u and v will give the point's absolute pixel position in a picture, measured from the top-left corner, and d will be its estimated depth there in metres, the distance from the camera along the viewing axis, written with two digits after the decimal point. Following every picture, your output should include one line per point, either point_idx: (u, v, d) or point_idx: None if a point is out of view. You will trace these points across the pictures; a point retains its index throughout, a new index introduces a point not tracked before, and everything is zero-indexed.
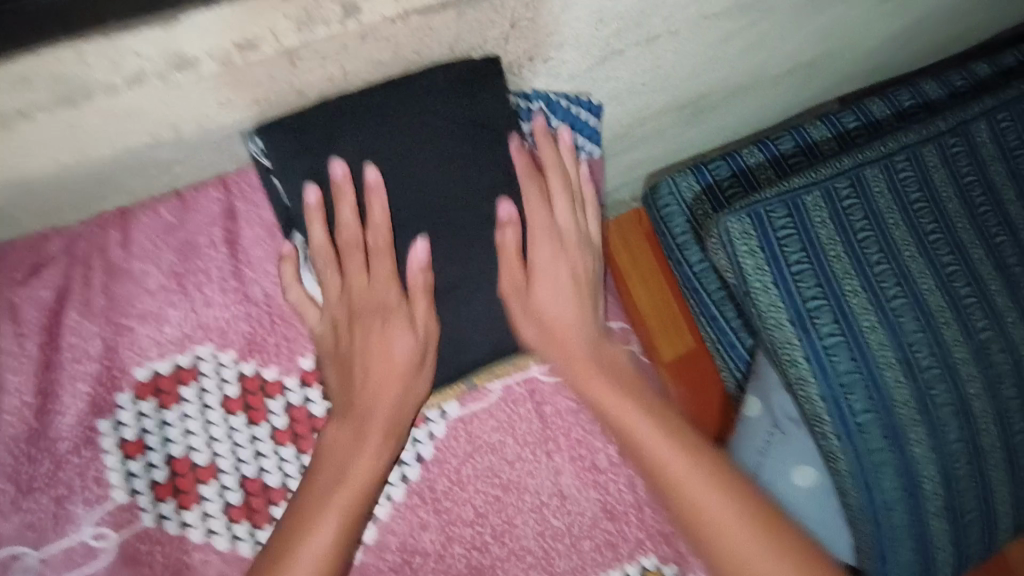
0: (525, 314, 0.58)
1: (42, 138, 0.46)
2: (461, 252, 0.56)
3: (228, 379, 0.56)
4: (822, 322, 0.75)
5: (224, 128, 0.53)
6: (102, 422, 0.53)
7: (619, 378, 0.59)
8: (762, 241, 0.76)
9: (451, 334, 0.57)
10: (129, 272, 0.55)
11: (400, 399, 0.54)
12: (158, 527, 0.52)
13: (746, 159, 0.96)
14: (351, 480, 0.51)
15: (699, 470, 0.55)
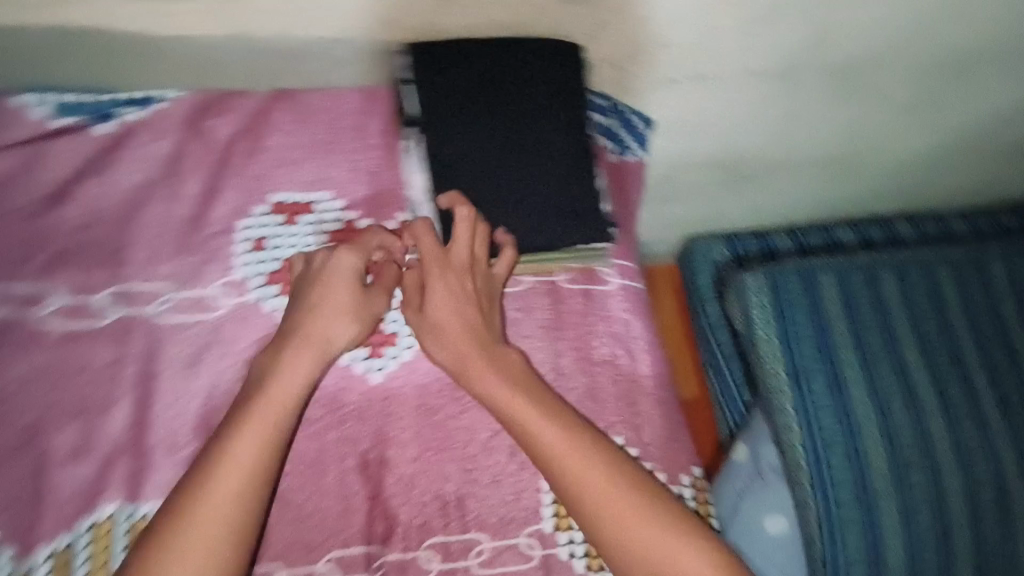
0: (566, 224, 0.76)
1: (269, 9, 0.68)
2: (529, 166, 0.76)
3: (334, 219, 0.74)
4: (815, 381, 0.93)
5: (382, 43, 0.74)
6: (242, 221, 0.72)
7: (499, 364, 0.68)
8: (775, 302, 0.97)
9: (507, 221, 0.75)
10: (288, 129, 0.76)
11: (329, 350, 0.66)
12: (259, 303, 0.70)
13: (775, 244, 1.20)
14: (269, 401, 0.60)
15: (585, 466, 0.64)
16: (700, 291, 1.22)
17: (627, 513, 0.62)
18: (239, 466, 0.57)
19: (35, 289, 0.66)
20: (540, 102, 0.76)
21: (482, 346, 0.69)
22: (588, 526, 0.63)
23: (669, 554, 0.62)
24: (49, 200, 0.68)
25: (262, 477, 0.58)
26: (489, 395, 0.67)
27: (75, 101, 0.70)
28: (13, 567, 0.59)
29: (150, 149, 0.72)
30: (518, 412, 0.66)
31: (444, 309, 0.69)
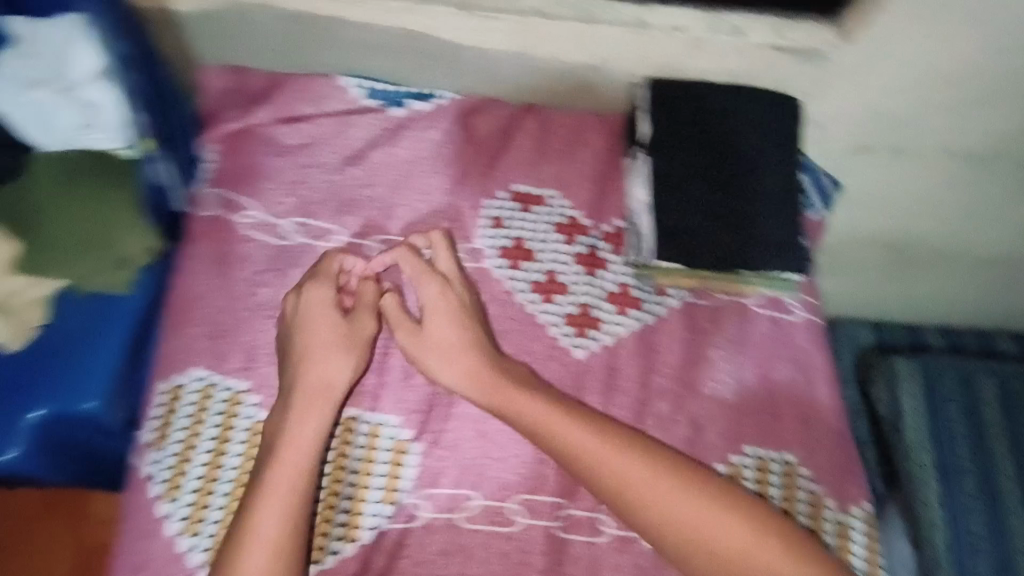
0: (774, 252, 0.82)
1: (548, 35, 0.81)
2: (747, 195, 0.83)
3: (561, 214, 0.87)
4: (963, 481, 0.90)
5: (629, 76, 0.88)
6: (487, 202, 0.86)
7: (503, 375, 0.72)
8: (926, 394, 0.94)
9: (721, 241, 0.81)
10: (537, 135, 0.90)
11: (332, 386, 0.70)
12: (492, 270, 0.82)
13: (929, 337, 1.14)
14: (286, 469, 0.65)
15: (619, 468, 0.66)
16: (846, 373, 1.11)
17: (664, 494, 0.65)
18: (271, 524, 0.62)
19: (327, 226, 0.82)
20: (763, 142, 0.84)
21: (488, 361, 0.73)
22: (629, 510, 0.66)
23: (710, 527, 0.64)
24: (348, 160, 0.85)
25: (292, 531, 0.63)
26: (518, 415, 0.70)
27: (384, 89, 0.87)
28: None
29: (427, 133, 0.88)
30: (531, 414, 0.69)
31: (435, 331, 0.74)
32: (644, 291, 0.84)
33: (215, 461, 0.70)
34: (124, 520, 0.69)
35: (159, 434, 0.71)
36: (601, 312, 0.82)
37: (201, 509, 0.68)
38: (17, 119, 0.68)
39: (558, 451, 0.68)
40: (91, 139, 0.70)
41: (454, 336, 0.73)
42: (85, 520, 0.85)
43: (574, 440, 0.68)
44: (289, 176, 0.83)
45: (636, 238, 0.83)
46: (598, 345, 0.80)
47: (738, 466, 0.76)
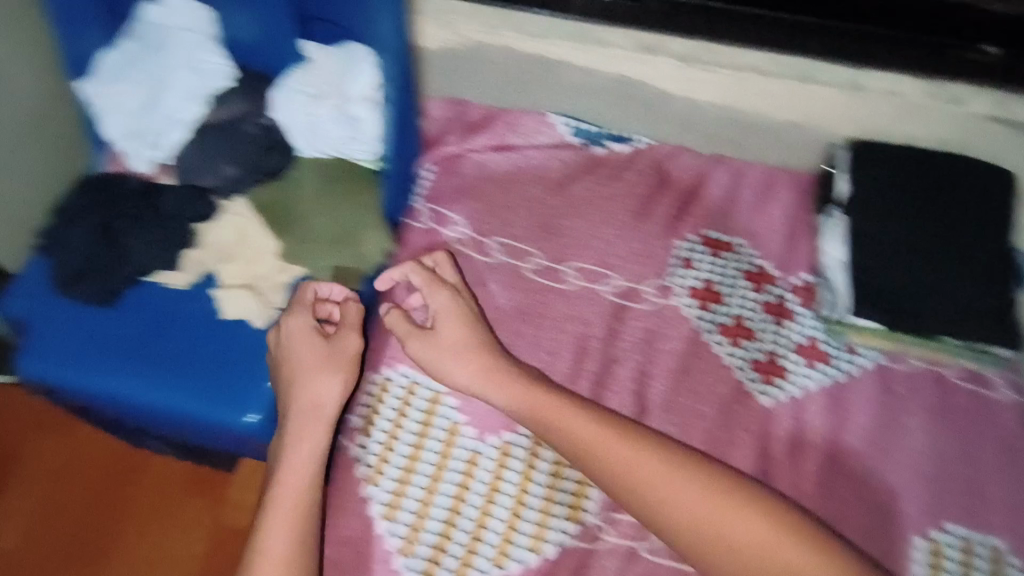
0: (984, 321, 0.79)
1: (759, 90, 0.85)
2: (957, 260, 0.81)
3: (750, 262, 0.88)
4: None
5: (830, 134, 0.89)
6: (678, 242, 0.88)
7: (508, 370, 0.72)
8: None
9: (925, 304, 0.80)
10: (727, 184, 0.93)
11: (322, 408, 0.69)
12: (681, 308, 0.84)
13: None
14: (287, 490, 0.65)
15: (630, 462, 0.64)
16: None
17: (665, 485, 0.62)
18: (279, 539, 0.62)
19: (527, 249, 0.87)
20: (976, 210, 0.83)
21: (497, 358, 0.72)
22: (634, 499, 0.63)
23: (712, 516, 0.60)
24: (550, 190, 0.91)
25: (297, 546, 0.62)
26: (531, 408, 0.69)
27: (587, 128, 0.94)
28: (468, 450, 0.74)
29: (625, 172, 0.93)
30: (545, 405, 0.69)
31: (448, 334, 0.73)
32: (835, 347, 0.82)
33: (414, 455, 0.74)
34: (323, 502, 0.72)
35: (365, 421, 0.75)
36: (789, 362, 0.81)
37: (399, 499, 0.72)
38: (296, 128, 0.79)
39: (562, 443, 0.67)
40: (352, 151, 0.79)
41: (462, 340, 0.73)
42: (223, 504, 0.96)
43: (578, 433, 0.66)
44: (496, 199, 0.90)
45: (830, 294, 0.83)
46: (786, 394, 0.79)
47: (940, 543, 0.72)
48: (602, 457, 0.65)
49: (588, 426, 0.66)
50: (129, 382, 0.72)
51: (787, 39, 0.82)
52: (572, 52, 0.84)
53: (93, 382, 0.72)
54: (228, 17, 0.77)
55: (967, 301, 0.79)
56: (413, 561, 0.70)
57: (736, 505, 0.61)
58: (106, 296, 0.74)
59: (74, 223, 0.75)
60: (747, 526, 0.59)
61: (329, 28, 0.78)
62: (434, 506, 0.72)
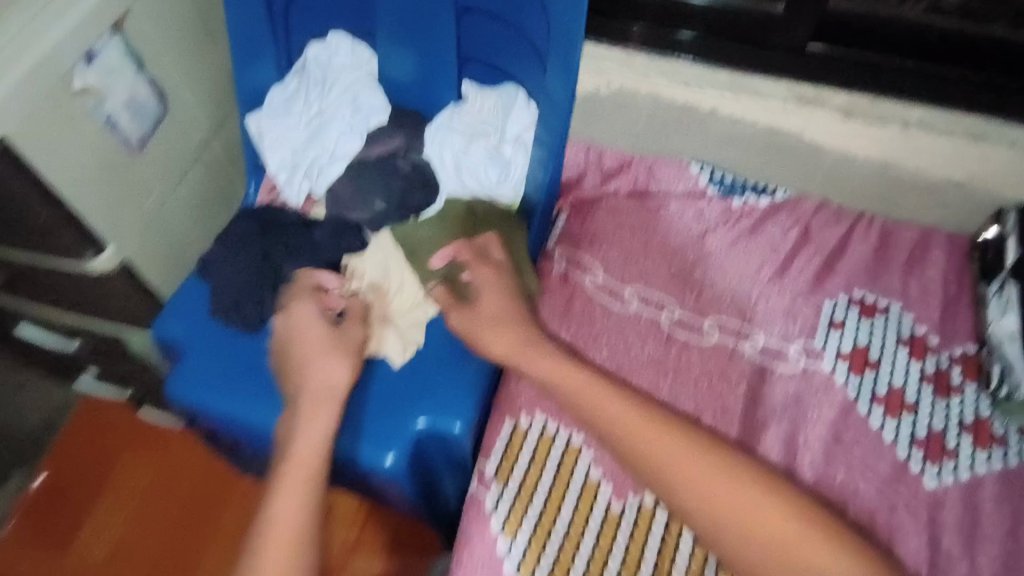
0: None
1: (923, 147, 0.82)
2: None
3: (904, 328, 0.82)
4: None
5: (989, 196, 0.85)
6: (825, 303, 0.84)
7: (543, 346, 0.71)
8: None
9: None
10: (875, 243, 0.88)
11: (332, 395, 0.66)
12: (830, 373, 0.79)
13: None
14: (295, 466, 0.61)
15: (651, 437, 0.62)
16: None
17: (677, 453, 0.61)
18: (285, 514, 0.58)
19: (664, 299, 0.84)
20: None
21: (532, 334, 0.72)
22: (651, 473, 0.62)
23: (722, 485, 0.59)
24: (688, 240, 0.88)
25: (307, 521, 0.59)
26: (557, 381, 0.68)
27: (726, 179, 0.92)
28: (605, 510, 0.70)
29: (766, 224, 0.89)
30: (573, 381, 0.68)
31: (488, 306, 0.72)
32: (1007, 430, 0.75)
33: (550, 510, 0.70)
34: (456, 558, 0.69)
35: (501, 468, 0.72)
36: (955, 443, 0.74)
37: (533, 556, 0.68)
38: (445, 162, 0.79)
39: (589, 418, 0.66)
40: (498, 189, 0.79)
41: (501, 312, 0.72)
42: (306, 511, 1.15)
43: (606, 410, 0.65)
44: (632, 246, 0.88)
45: (1004, 370, 0.76)
46: (952, 476, 0.72)
47: None
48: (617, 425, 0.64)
49: (612, 400, 0.66)
50: (242, 398, 0.74)
51: (969, 96, 0.79)
52: (727, 103, 0.84)
53: (216, 399, 0.75)
54: (392, 57, 0.80)
55: None
56: None
57: (742, 475, 0.60)
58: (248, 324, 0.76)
59: (240, 250, 0.77)
60: (753, 497, 0.59)
61: (487, 71, 0.81)
62: (572, 566, 0.67)
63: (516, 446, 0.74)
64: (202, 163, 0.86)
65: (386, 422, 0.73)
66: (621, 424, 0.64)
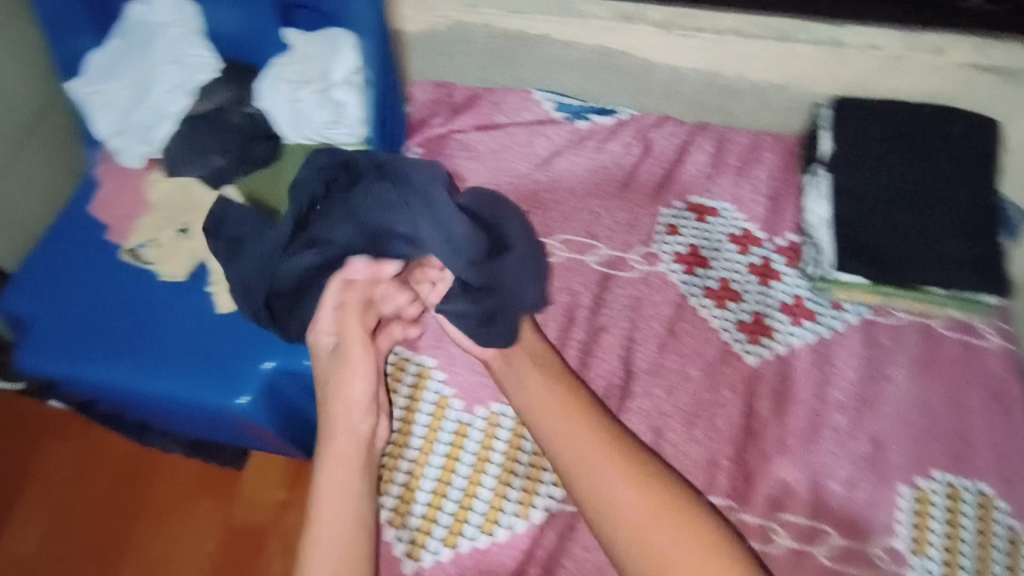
0: (967, 269, 0.80)
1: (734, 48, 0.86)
2: (938, 216, 0.82)
3: (735, 225, 0.89)
4: None
5: (807, 95, 0.91)
6: (662, 210, 0.90)
7: (538, 368, 0.71)
8: None
9: (912, 258, 0.81)
10: (711, 151, 0.94)
11: (357, 429, 0.68)
12: (664, 274, 0.85)
13: None
14: (333, 456, 0.66)
15: (592, 447, 0.64)
16: None
17: (599, 468, 0.63)
18: (335, 497, 0.64)
19: None
20: (958, 160, 0.83)
21: (579, 388, 0.71)
22: (587, 481, 0.63)
23: (635, 514, 0.60)
24: (536, 166, 0.92)
25: (351, 484, 0.65)
26: (519, 391, 0.71)
27: (570, 103, 0.96)
28: (451, 440, 0.75)
29: (608, 144, 0.94)
30: (533, 396, 0.69)
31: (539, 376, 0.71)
32: (820, 306, 0.83)
33: (404, 430, 0.76)
34: None
35: None
36: (775, 324, 0.82)
37: (387, 472, 0.74)
38: (280, 112, 0.81)
39: (541, 428, 0.68)
40: (333, 133, 0.81)
41: (540, 358, 0.73)
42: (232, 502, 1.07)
43: (561, 421, 0.67)
44: (481, 178, 0.91)
45: (816, 252, 0.84)
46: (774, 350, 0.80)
47: (926, 489, 0.72)
48: (555, 425, 0.67)
49: (568, 414, 0.67)
50: (202, 385, 0.73)
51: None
52: (554, 28, 0.88)
53: (35, 356, 0.75)
54: (215, 13, 0.81)
55: (951, 255, 0.81)
56: (401, 532, 0.71)
57: (678, 515, 0.60)
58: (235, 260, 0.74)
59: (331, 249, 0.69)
60: (661, 520, 0.59)
61: (310, 15, 0.81)
62: (421, 479, 0.73)
63: None
64: (35, 139, 0.86)
65: (208, 362, 0.74)
66: (570, 429, 0.66)
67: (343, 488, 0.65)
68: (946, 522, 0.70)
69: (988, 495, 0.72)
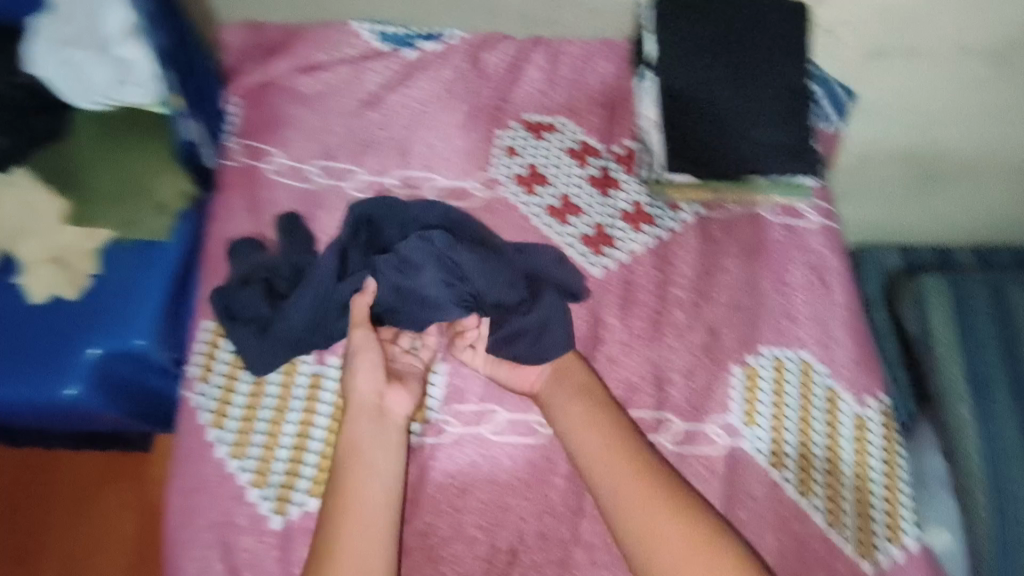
0: (786, 155, 0.84)
1: None
2: (757, 106, 0.85)
3: (573, 139, 0.89)
4: (999, 397, 0.87)
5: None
6: (499, 133, 0.88)
7: (574, 386, 0.72)
8: (961, 314, 0.92)
9: (736, 152, 0.84)
10: (544, 66, 0.92)
11: (384, 415, 0.69)
12: (507, 198, 0.85)
13: (993, 258, 1.11)
14: (347, 443, 0.66)
15: (620, 468, 0.65)
16: (871, 301, 1.11)
17: (630, 487, 0.64)
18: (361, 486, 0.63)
19: (347, 166, 0.85)
20: (772, 47, 0.85)
21: (605, 400, 0.71)
22: (616, 505, 0.64)
23: (658, 533, 0.61)
24: (365, 103, 0.88)
25: (384, 475, 0.65)
26: (559, 414, 0.71)
27: (395, 33, 0.92)
28: (305, 394, 0.75)
29: (438, 71, 0.91)
30: (571, 417, 0.70)
31: (580, 398, 0.71)
32: (657, 208, 0.86)
33: (256, 391, 0.75)
34: (174, 452, 0.74)
35: (204, 367, 0.76)
36: (617, 233, 0.84)
37: (244, 437, 0.73)
38: (60, 77, 0.72)
39: (574, 447, 0.69)
40: (125, 93, 0.73)
41: (585, 381, 0.73)
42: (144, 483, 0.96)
43: (589, 441, 0.68)
44: (308, 122, 0.87)
45: (648, 156, 0.86)
46: (622, 254, 0.83)
47: (754, 365, 0.80)
48: (588, 443, 0.68)
49: (597, 434, 0.68)
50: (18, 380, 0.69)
51: None
52: None
53: None
54: None
55: (771, 144, 0.84)
56: (265, 490, 0.72)
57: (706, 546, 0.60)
58: (253, 328, 0.74)
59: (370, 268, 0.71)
60: (687, 551, 0.59)
61: None
62: (278, 437, 0.74)
63: (213, 342, 0.77)
64: None
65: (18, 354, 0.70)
66: (600, 449, 0.67)
67: (375, 478, 0.64)
68: (772, 390, 0.79)
69: (807, 361, 0.81)
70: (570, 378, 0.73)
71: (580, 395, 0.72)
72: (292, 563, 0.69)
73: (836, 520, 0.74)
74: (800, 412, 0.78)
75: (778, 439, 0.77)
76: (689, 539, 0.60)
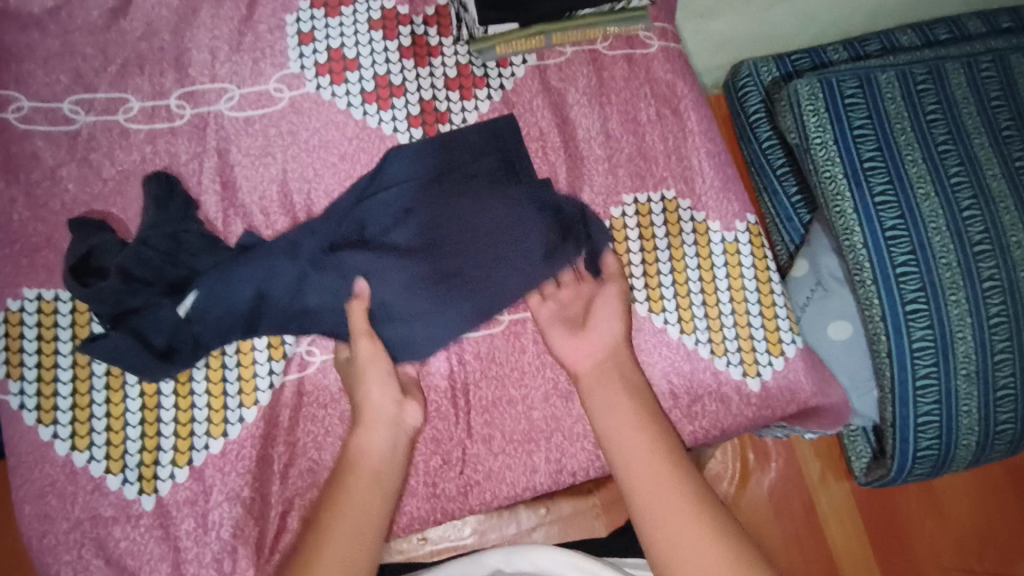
0: None
1: None
2: None
3: (374, 7, 0.76)
4: (875, 179, 0.84)
5: None
6: (288, 17, 0.74)
7: (615, 361, 0.66)
8: (828, 102, 0.87)
9: None
10: None
11: (399, 425, 0.64)
12: (315, 94, 0.74)
13: (867, 47, 1.02)
14: (355, 453, 0.62)
15: (652, 449, 0.60)
16: (749, 116, 1.06)
17: (654, 468, 0.59)
18: (361, 500, 0.59)
19: (113, 94, 0.71)
20: None
21: (642, 384, 0.65)
22: (636, 485, 0.58)
23: (677, 519, 0.56)
24: (113, 12, 0.72)
25: (388, 495, 0.61)
26: (593, 384, 0.65)
27: None
28: None
29: None
30: (607, 389, 0.64)
31: (615, 377, 0.65)
32: (486, 68, 0.77)
33: (81, 374, 0.66)
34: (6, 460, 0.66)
35: (11, 363, 0.65)
36: (448, 107, 0.75)
37: (83, 426, 0.66)
38: None
39: (599, 422, 0.63)
40: None
41: (620, 361, 0.66)
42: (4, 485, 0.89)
43: (617, 416, 0.62)
44: (47, 48, 0.71)
45: (461, 9, 0.75)
46: (465, 117, 0.74)
47: (619, 217, 0.76)
48: (619, 423, 0.61)
49: (627, 412, 0.62)
50: None
51: None
52: None
53: None
54: None
55: None
56: (125, 475, 0.66)
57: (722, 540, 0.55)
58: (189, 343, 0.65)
59: (324, 277, 0.67)
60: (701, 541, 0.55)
61: None
62: (123, 417, 0.66)
63: (12, 333, 0.66)
64: None
65: None
66: (635, 428, 0.61)
67: (380, 494, 0.60)
68: (641, 239, 0.76)
69: (673, 200, 0.78)
70: (608, 350, 0.66)
71: (604, 364, 0.65)
72: (179, 538, 0.65)
73: (721, 349, 0.75)
74: (671, 255, 0.76)
75: (654, 286, 0.75)
76: (708, 546, 0.54)
